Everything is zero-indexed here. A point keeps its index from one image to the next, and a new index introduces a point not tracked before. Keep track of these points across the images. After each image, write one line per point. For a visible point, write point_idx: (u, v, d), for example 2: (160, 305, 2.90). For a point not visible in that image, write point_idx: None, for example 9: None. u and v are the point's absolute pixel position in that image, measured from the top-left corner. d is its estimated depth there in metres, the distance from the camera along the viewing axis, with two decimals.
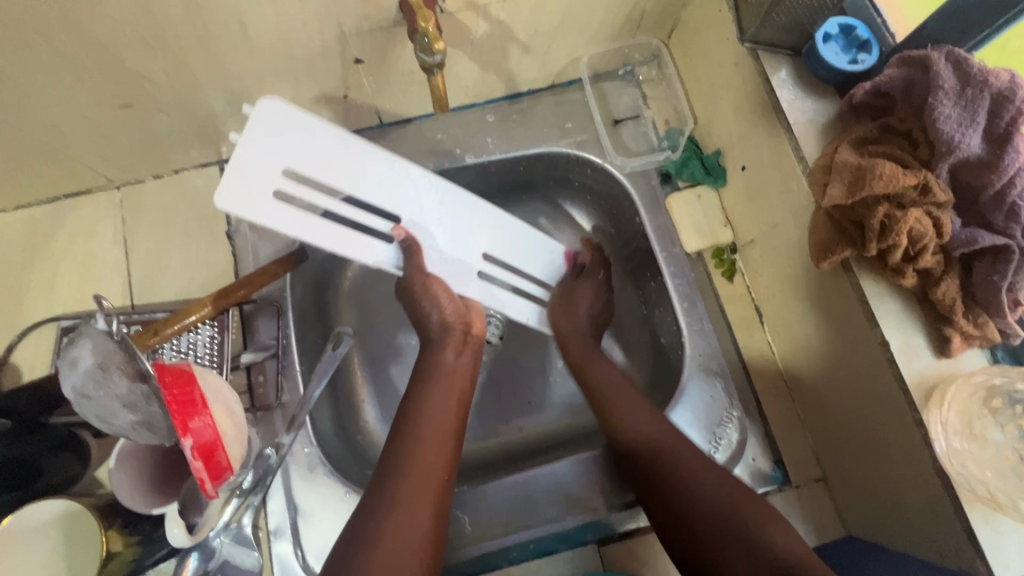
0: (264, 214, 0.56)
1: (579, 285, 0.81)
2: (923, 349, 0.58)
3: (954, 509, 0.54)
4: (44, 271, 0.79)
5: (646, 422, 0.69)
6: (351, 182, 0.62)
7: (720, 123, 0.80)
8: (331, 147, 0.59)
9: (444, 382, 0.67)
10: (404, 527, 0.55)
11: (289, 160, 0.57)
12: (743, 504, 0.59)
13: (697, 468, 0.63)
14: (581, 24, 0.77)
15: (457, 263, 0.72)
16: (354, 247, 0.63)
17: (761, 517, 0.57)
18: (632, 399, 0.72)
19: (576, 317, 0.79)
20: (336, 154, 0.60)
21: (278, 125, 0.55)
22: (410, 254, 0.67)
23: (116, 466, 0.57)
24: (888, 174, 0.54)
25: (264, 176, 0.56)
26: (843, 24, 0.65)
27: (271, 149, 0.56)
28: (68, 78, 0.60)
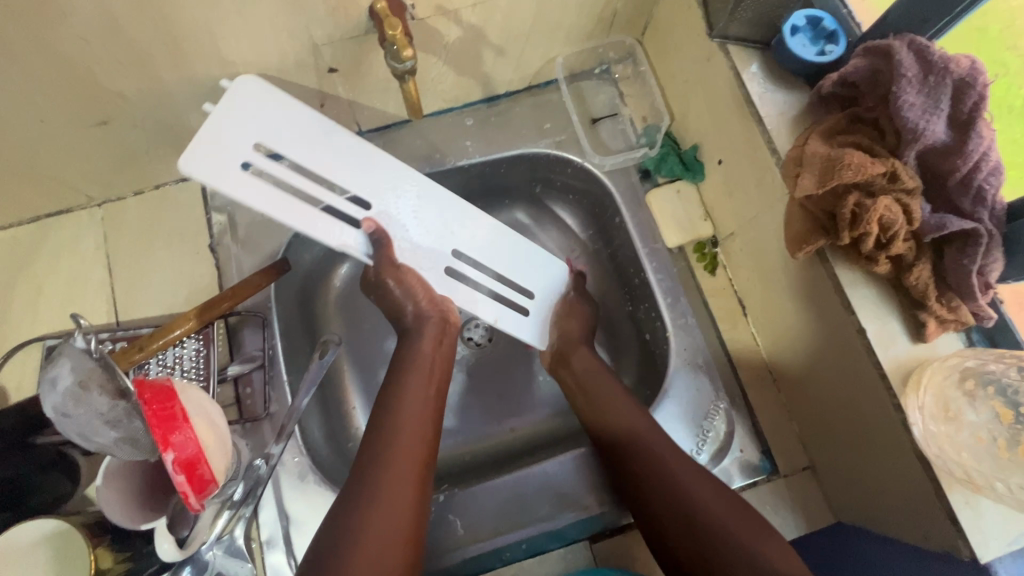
0: (228, 183, 0.54)
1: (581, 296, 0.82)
2: (900, 335, 0.58)
3: (935, 493, 0.54)
4: (28, 291, 0.79)
5: (622, 409, 0.72)
6: (329, 166, 0.62)
7: (695, 119, 0.80)
8: (311, 131, 0.60)
9: (419, 375, 0.68)
10: (379, 521, 0.55)
11: (263, 136, 0.57)
12: (735, 512, 0.61)
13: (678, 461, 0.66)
14: (553, 25, 0.78)
15: (426, 255, 0.70)
16: (325, 227, 0.61)
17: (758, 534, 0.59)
18: (612, 387, 0.75)
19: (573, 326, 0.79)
20: (311, 136, 0.60)
21: (255, 104, 0.56)
22: (377, 245, 0.65)
23: (102, 484, 0.55)
24: (856, 163, 0.55)
25: (240, 146, 0.55)
26: (809, 17, 0.66)
27: (252, 121, 0.56)
28: (40, 98, 0.60)
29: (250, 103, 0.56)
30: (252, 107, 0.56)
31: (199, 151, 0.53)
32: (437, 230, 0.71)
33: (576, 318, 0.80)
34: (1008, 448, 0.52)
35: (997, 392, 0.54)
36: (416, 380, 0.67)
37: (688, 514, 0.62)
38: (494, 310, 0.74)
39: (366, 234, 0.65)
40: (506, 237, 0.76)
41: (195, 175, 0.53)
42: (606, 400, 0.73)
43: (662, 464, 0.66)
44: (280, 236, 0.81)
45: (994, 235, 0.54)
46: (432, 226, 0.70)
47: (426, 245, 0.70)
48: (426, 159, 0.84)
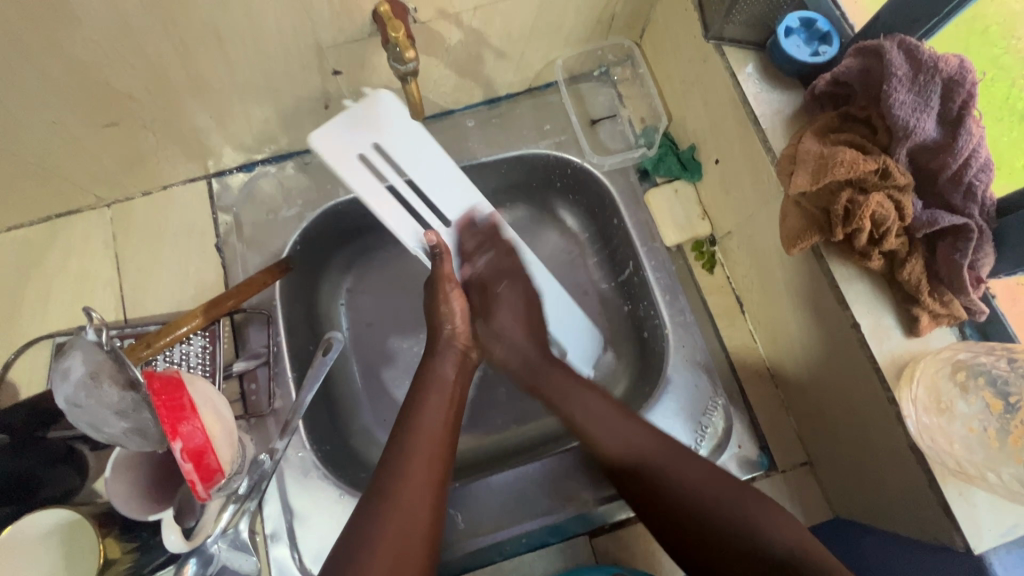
0: (338, 164, 0.69)
1: (507, 309, 0.76)
2: (894, 329, 0.59)
3: (929, 484, 0.55)
4: (38, 290, 0.80)
5: (637, 434, 0.66)
6: (422, 180, 0.75)
7: (693, 119, 0.82)
8: (411, 142, 0.73)
9: (438, 393, 0.68)
10: (398, 526, 0.56)
11: (381, 139, 0.71)
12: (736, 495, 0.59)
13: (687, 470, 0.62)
14: (553, 28, 0.79)
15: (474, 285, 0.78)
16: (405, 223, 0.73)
17: (761, 511, 0.58)
18: (601, 403, 0.69)
19: (516, 345, 0.75)
20: (422, 153, 0.74)
21: (387, 116, 0.71)
22: (436, 258, 0.73)
23: (111, 476, 0.57)
24: (848, 160, 0.56)
25: (361, 142, 0.70)
26: (804, 18, 0.67)
27: (376, 129, 0.71)
28: (53, 99, 0.62)
29: (377, 113, 0.71)
30: (377, 116, 0.71)
31: (330, 136, 0.69)
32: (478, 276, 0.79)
33: (506, 344, 0.75)
34: (1000, 437, 0.53)
35: (987, 383, 0.55)
36: (438, 397, 0.68)
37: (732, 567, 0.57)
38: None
39: (427, 245, 0.73)
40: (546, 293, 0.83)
41: (320, 149, 0.69)
42: (595, 423, 0.68)
43: (705, 512, 0.59)
44: (286, 235, 0.83)
45: (983, 231, 0.55)
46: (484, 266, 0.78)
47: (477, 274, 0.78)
48: None
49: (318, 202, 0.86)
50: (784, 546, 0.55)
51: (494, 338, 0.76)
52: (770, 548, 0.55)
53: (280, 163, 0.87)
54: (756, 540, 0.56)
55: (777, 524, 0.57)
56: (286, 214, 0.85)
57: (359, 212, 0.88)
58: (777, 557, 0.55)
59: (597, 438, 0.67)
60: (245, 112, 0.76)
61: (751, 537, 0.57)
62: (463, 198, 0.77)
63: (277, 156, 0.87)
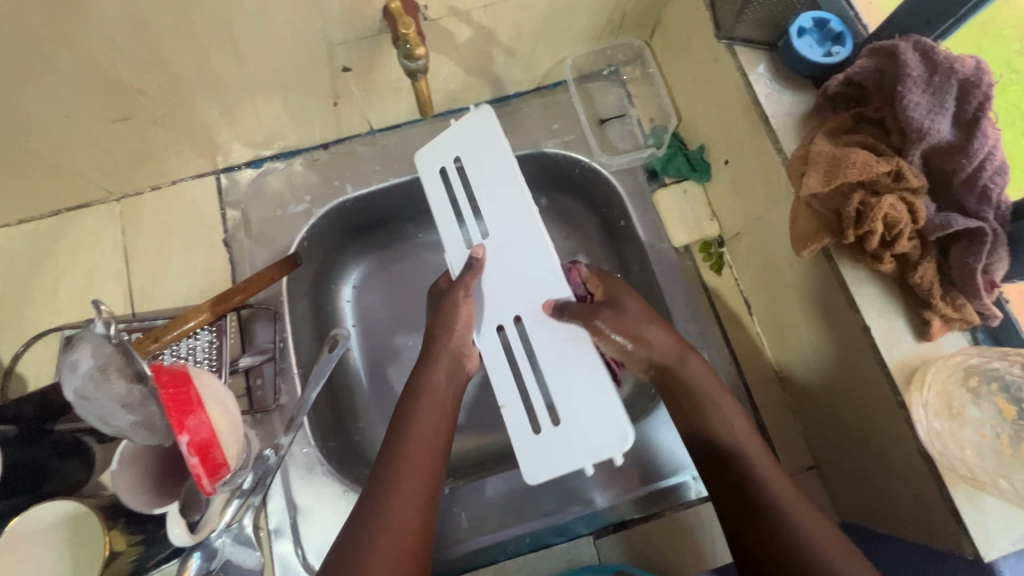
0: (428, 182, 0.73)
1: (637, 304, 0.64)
2: (905, 333, 0.59)
3: (939, 491, 0.54)
4: (47, 283, 0.81)
5: (740, 421, 0.60)
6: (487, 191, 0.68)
7: (703, 119, 0.81)
8: (490, 157, 0.68)
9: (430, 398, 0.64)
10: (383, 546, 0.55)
11: (462, 153, 0.70)
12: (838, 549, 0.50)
13: (783, 492, 0.54)
14: (563, 27, 0.79)
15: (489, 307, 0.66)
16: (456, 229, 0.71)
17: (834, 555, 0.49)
18: (710, 381, 0.62)
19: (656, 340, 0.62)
20: (502, 168, 0.67)
21: (484, 130, 0.69)
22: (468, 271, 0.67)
23: (118, 468, 0.57)
24: (861, 162, 0.55)
25: (450, 147, 0.71)
26: (816, 18, 0.67)
27: (466, 140, 0.70)
28: (65, 93, 0.62)
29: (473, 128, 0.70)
30: (473, 131, 0.70)
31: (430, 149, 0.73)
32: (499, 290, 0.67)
33: (652, 330, 0.63)
34: (1012, 444, 0.53)
35: (1000, 389, 0.55)
36: (427, 404, 0.63)
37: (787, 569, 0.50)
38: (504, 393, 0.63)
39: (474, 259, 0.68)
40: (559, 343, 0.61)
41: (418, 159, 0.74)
42: (708, 405, 0.60)
43: (787, 517, 0.52)
44: (293, 232, 0.84)
45: (999, 234, 0.54)
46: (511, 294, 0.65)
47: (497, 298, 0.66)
48: None
49: (327, 198, 0.86)
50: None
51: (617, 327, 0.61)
52: None
53: (288, 159, 0.87)
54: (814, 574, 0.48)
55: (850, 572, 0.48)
56: (294, 209, 0.85)
57: (368, 208, 0.89)
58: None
59: (699, 412, 0.60)
60: (254, 108, 0.76)
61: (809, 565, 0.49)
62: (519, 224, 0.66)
63: (285, 152, 0.87)
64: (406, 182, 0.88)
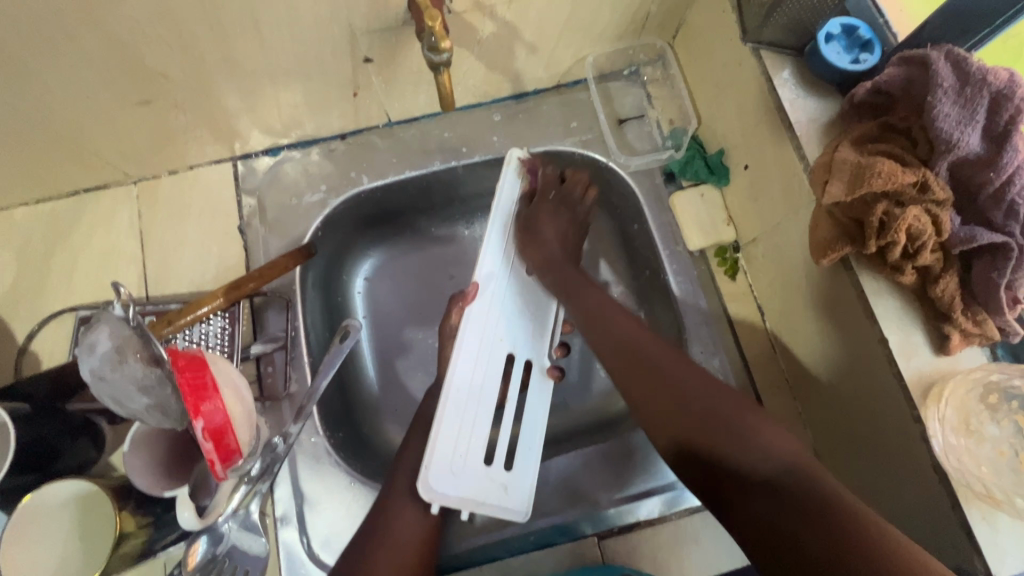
0: None
1: (552, 213, 0.79)
2: (922, 346, 0.58)
3: (951, 506, 0.54)
4: (63, 263, 0.81)
5: (689, 373, 0.61)
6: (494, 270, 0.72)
7: (723, 123, 0.80)
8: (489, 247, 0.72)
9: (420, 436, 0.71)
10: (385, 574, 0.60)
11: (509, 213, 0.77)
12: (726, 403, 0.57)
13: (692, 385, 0.59)
14: (586, 25, 0.79)
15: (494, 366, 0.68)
16: (523, 336, 0.75)
17: (754, 427, 0.54)
18: (634, 337, 0.66)
19: (548, 244, 0.76)
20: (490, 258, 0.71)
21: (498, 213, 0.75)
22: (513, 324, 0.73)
23: (130, 450, 0.59)
24: (887, 171, 0.55)
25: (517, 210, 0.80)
26: (845, 25, 0.66)
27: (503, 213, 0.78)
28: (89, 75, 0.62)
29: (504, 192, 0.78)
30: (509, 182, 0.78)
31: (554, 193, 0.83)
32: (487, 345, 0.68)
33: (539, 240, 0.76)
34: None
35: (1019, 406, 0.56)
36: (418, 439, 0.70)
37: (725, 451, 0.54)
38: (463, 450, 0.62)
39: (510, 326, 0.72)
40: (471, 415, 0.64)
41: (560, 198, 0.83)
42: (608, 354, 0.67)
43: (699, 412, 0.57)
44: (308, 222, 0.84)
45: None
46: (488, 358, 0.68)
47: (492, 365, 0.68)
48: (452, 152, 0.88)
49: (342, 188, 0.86)
50: (783, 465, 0.50)
51: (529, 241, 0.76)
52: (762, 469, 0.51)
53: (305, 148, 0.87)
54: (751, 453, 0.52)
55: (773, 439, 0.53)
56: (310, 199, 0.85)
57: (385, 199, 0.89)
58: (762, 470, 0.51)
59: (644, 411, 0.61)
60: (275, 96, 0.76)
61: (742, 445, 0.53)
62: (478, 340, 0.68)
63: (303, 141, 0.87)
64: (422, 175, 0.88)
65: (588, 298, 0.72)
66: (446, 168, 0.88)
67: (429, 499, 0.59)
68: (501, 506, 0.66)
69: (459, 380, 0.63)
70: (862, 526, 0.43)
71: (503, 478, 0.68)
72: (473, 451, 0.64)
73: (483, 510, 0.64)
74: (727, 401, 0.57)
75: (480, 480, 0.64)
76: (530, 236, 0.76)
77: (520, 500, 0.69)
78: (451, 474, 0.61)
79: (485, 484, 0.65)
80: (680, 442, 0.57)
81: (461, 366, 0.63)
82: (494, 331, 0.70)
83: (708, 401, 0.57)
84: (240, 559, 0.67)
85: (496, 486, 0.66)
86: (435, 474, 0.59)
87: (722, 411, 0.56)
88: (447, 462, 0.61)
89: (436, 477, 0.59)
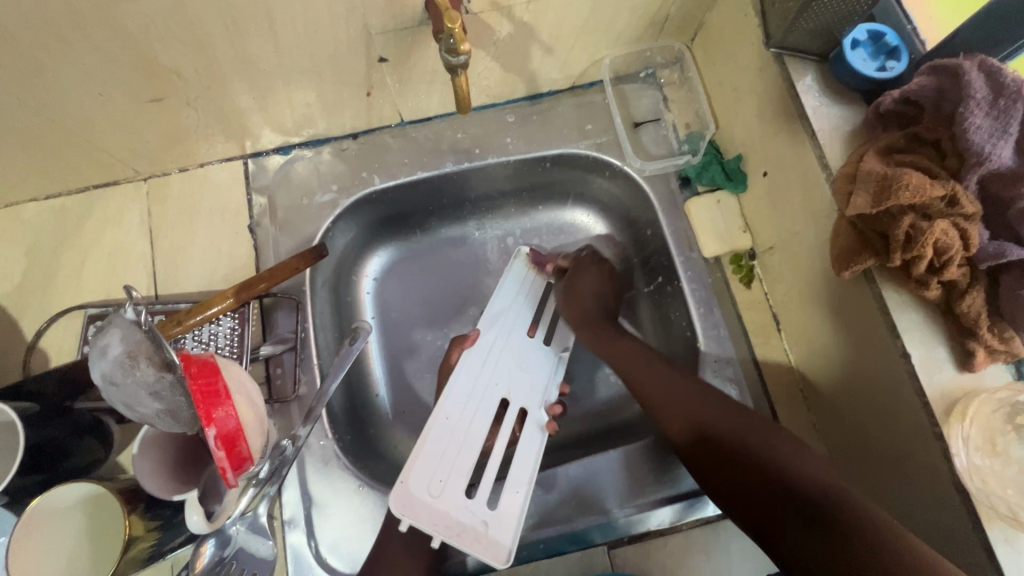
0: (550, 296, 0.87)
1: (592, 275, 0.85)
2: (945, 362, 0.57)
3: (973, 526, 0.53)
4: (72, 260, 0.81)
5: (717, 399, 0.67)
6: (493, 318, 0.81)
7: (742, 128, 0.79)
8: None
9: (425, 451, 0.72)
10: None
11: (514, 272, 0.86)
12: (765, 433, 0.62)
13: (716, 412, 0.65)
14: (605, 27, 0.77)
15: (475, 402, 0.74)
16: (519, 382, 0.78)
17: (789, 453, 0.59)
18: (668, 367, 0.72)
19: (588, 300, 0.82)
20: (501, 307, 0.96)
21: None
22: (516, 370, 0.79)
23: (137, 453, 0.57)
24: (915, 184, 0.53)
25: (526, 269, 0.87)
26: (871, 31, 0.64)
27: None
28: (101, 72, 0.62)
29: None
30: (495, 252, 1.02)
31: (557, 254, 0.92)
32: (478, 387, 0.75)
33: (586, 293, 0.83)
34: None
35: None
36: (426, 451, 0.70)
37: (763, 472, 0.59)
38: (432, 477, 0.67)
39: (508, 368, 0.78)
40: (441, 444, 0.69)
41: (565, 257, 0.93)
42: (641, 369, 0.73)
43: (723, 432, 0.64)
44: (319, 222, 0.83)
45: None
46: (469, 397, 0.74)
47: (475, 405, 0.74)
48: (464, 154, 0.87)
49: (353, 188, 0.85)
50: (824, 488, 0.55)
51: (572, 295, 0.83)
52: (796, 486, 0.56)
53: (317, 148, 0.86)
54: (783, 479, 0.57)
55: (811, 469, 0.57)
56: (321, 199, 0.84)
57: (395, 199, 0.88)
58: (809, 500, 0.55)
59: (661, 412, 0.69)
60: (288, 94, 0.75)
61: (779, 474, 0.58)
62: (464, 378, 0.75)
63: (314, 140, 0.86)
64: (434, 176, 0.87)
65: (622, 347, 0.76)
66: (459, 170, 0.87)
67: (400, 514, 0.64)
68: (479, 546, 0.65)
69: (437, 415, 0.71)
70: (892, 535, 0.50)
71: (485, 514, 0.68)
72: (455, 478, 0.68)
73: (455, 541, 0.65)
74: (763, 431, 0.62)
75: (451, 512, 0.66)
76: (576, 294, 0.83)
77: (505, 538, 0.67)
78: (427, 495, 0.66)
79: (457, 517, 0.67)
80: (702, 432, 0.65)
81: (450, 397, 0.73)
82: (487, 375, 0.76)
83: (738, 430, 0.63)
84: (247, 561, 0.67)
85: (475, 520, 0.67)
86: (412, 493, 0.66)
87: (758, 437, 0.62)
88: (424, 486, 0.67)
89: (410, 492, 0.65)
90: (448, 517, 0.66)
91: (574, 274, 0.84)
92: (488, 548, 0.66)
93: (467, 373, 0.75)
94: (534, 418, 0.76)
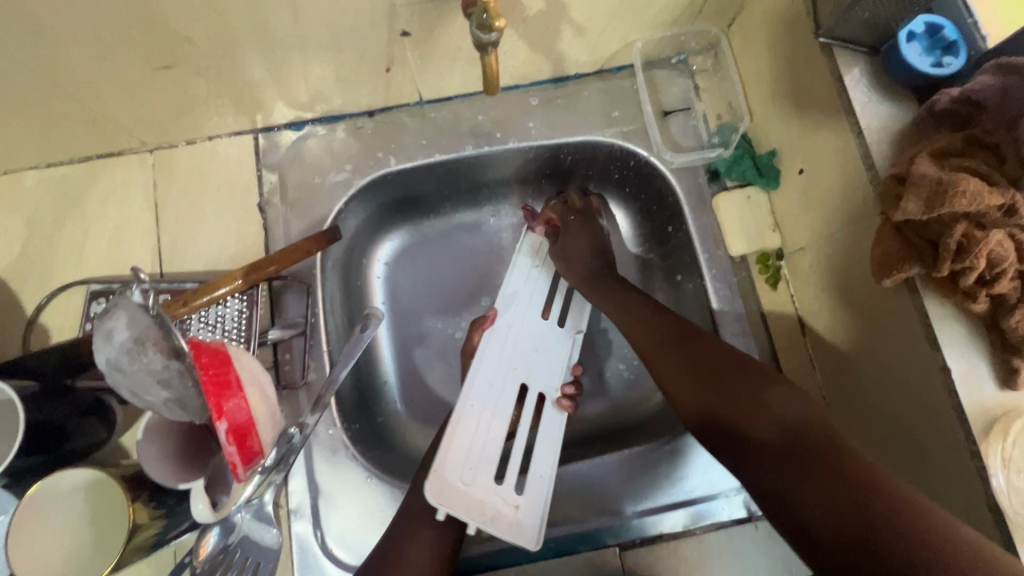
0: None
1: (585, 234, 0.82)
2: (986, 378, 0.55)
3: (1005, 549, 0.51)
4: (74, 233, 0.77)
5: (684, 342, 0.67)
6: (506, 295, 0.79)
7: (778, 122, 0.75)
8: None
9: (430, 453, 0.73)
10: None
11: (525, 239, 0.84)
12: (734, 375, 0.61)
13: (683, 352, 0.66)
14: (641, 8, 0.73)
15: (497, 388, 0.72)
16: (540, 365, 0.77)
17: (757, 387, 0.59)
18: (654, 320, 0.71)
19: (584, 258, 0.80)
20: None
21: None
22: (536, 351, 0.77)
23: (143, 439, 0.56)
24: (972, 192, 0.50)
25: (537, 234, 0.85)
26: (928, 24, 0.61)
27: None
28: (107, 36, 0.58)
29: None
30: None
31: None
32: (500, 373, 0.73)
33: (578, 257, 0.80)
34: None
35: None
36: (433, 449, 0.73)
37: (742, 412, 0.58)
38: (458, 468, 0.65)
39: (529, 349, 0.77)
40: (464, 432, 0.67)
41: None
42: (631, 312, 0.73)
43: (702, 385, 0.62)
44: (331, 202, 0.80)
45: None
46: (493, 381, 0.72)
47: (497, 390, 0.72)
48: (485, 137, 0.83)
49: (368, 168, 0.82)
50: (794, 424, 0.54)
51: (563, 259, 0.80)
52: (759, 421, 0.56)
53: (331, 125, 0.83)
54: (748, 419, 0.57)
55: (776, 405, 0.56)
56: (334, 178, 0.81)
57: (409, 179, 0.85)
58: (785, 434, 0.54)
59: (676, 395, 0.64)
60: (303, 67, 0.71)
61: (753, 415, 0.57)
62: (483, 360, 0.73)
63: (328, 116, 0.82)
64: (452, 160, 0.84)
65: (636, 312, 0.73)
66: (478, 154, 0.83)
67: (436, 504, 0.61)
68: (512, 530, 0.65)
69: (464, 403, 0.69)
70: (872, 489, 0.46)
71: (515, 499, 0.67)
72: (484, 464, 0.67)
73: (490, 528, 0.64)
74: (733, 374, 0.61)
75: (482, 501, 0.65)
76: (566, 253, 0.80)
77: (536, 522, 0.66)
78: (459, 483, 0.64)
79: (490, 508, 0.65)
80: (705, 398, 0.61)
81: (473, 387, 0.70)
82: (507, 360, 0.74)
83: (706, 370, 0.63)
84: (251, 549, 0.66)
85: (507, 507, 0.66)
86: (443, 480, 0.63)
87: (728, 373, 0.62)
88: (456, 475, 0.65)
89: (440, 483, 0.63)
90: (480, 504, 0.65)
91: (568, 228, 0.82)
92: (522, 532, 0.65)
93: (483, 356, 0.73)
94: (552, 399, 0.75)
